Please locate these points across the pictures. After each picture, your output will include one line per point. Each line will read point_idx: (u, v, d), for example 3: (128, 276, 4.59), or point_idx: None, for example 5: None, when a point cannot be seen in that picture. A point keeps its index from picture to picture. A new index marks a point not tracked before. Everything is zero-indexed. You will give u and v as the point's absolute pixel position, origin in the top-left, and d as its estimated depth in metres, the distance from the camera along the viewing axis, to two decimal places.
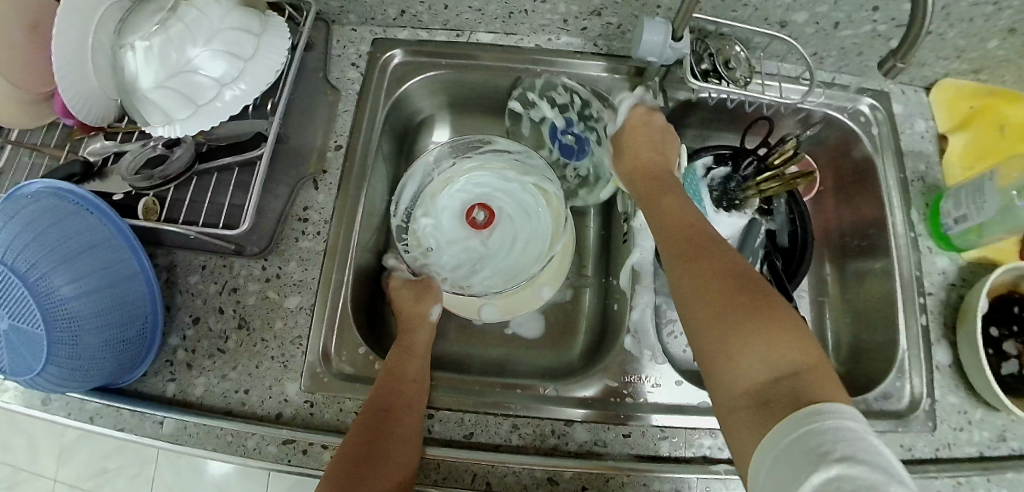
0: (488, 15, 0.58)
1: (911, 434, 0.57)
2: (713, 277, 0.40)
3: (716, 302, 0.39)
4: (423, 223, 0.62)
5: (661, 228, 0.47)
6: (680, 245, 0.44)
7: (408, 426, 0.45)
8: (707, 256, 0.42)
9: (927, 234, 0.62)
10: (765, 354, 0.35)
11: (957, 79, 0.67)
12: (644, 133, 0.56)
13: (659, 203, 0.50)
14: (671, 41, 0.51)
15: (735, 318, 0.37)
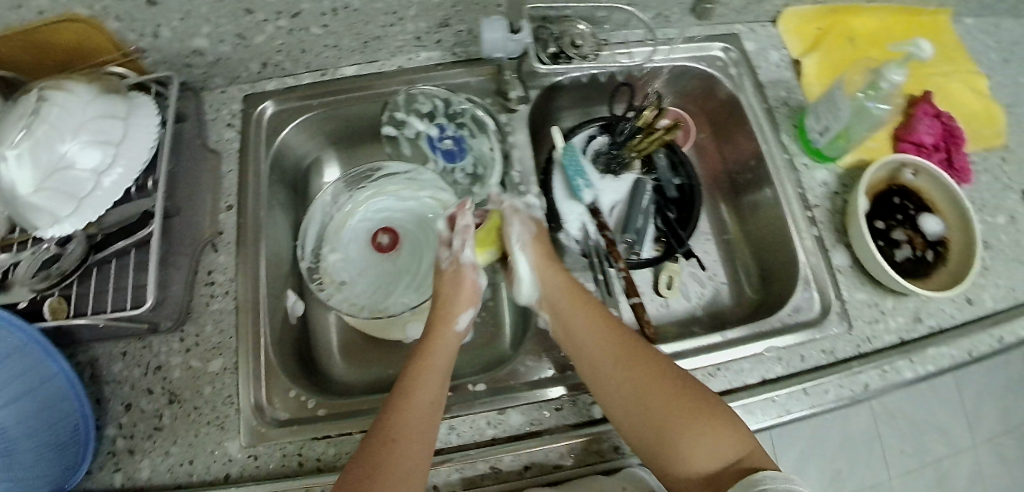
0: (345, 50, 0.62)
1: (834, 337, 0.60)
2: (645, 388, 0.47)
3: (658, 408, 0.46)
4: (332, 258, 0.65)
5: (585, 348, 0.51)
6: (607, 365, 0.49)
7: (420, 425, 0.45)
8: (636, 369, 0.48)
9: (801, 152, 0.66)
10: (707, 442, 0.45)
11: (798, 8, 0.72)
12: (540, 234, 0.57)
13: (568, 317, 0.53)
14: (510, 34, 0.54)
15: (677, 424, 0.45)
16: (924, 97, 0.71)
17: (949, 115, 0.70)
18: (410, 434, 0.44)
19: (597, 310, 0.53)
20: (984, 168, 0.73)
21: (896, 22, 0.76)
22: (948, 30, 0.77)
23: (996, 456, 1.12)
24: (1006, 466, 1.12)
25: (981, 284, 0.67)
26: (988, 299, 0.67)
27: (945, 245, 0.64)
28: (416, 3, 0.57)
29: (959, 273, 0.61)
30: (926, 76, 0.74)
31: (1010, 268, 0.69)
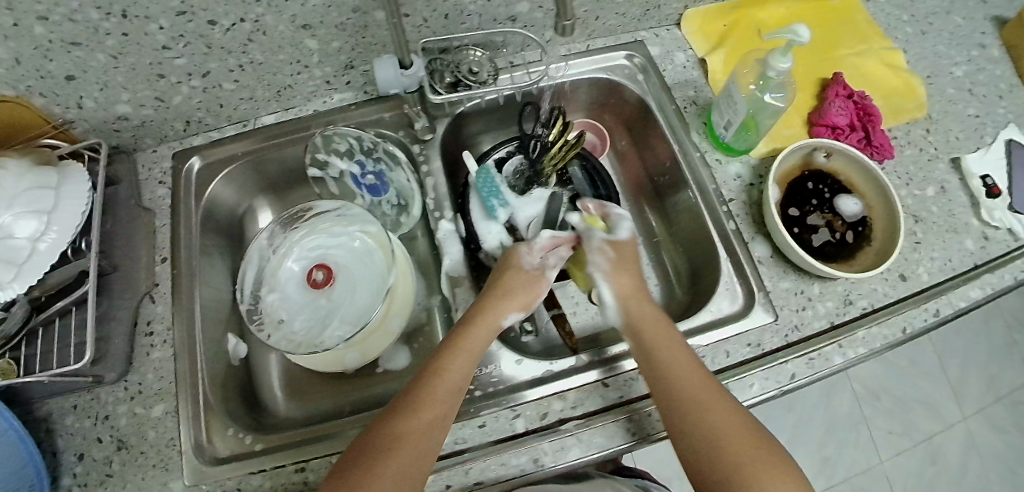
0: (261, 100, 0.66)
1: (754, 330, 0.59)
2: (721, 427, 0.45)
3: (743, 459, 0.44)
4: (271, 298, 0.69)
5: (673, 377, 0.49)
6: (682, 396, 0.47)
7: (423, 442, 0.45)
8: (709, 402, 0.47)
9: (712, 148, 0.68)
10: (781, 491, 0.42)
11: (699, 7, 0.76)
12: (625, 253, 0.60)
13: (666, 346, 0.51)
14: (402, 70, 0.57)
15: (751, 465, 0.43)
16: (836, 80, 0.71)
17: (862, 93, 0.70)
18: (436, 404, 0.47)
19: (684, 350, 0.51)
20: (907, 141, 0.72)
21: (804, 10, 0.78)
22: (859, 10, 0.79)
23: (986, 421, 1.12)
24: (1000, 433, 1.12)
25: (915, 259, 0.65)
26: (924, 274, 0.64)
27: (867, 225, 0.64)
28: (317, 50, 0.61)
29: (887, 250, 0.61)
30: (839, 59, 0.75)
31: (944, 237, 0.67)
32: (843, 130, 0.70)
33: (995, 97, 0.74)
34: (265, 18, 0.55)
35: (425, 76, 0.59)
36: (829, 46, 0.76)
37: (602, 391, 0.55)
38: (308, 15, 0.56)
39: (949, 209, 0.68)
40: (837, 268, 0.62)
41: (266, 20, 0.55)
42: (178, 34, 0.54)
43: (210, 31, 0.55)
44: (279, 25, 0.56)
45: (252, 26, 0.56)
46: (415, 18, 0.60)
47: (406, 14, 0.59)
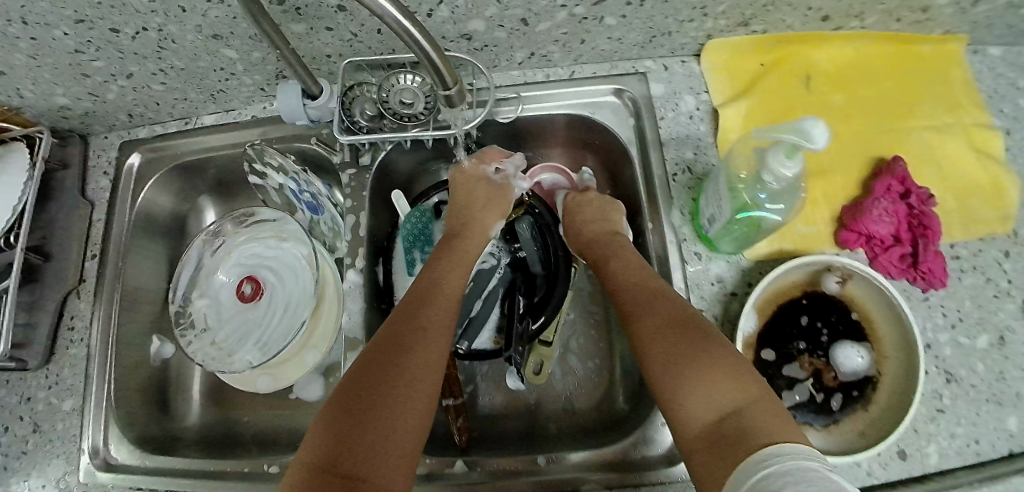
0: (197, 101, 0.63)
1: (674, 485, 0.49)
2: (668, 342, 0.40)
3: (672, 351, 0.39)
4: (200, 304, 0.67)
5: (643, 302, 0.45)
6: (640, 319, 0.43)
7: (404, 317, 0.46)
8: (667, 320, 0.42)
9: (692, 237, 0.54)
10: (722, 387, 0.36)
11: (726, 37, 0.57)
12: (590, 205, 0.59)
13: (633, 276, 0.48)
14: (308, 102, 0.52)
15: (691, 372, 0.37)
16: (892, 167, 0.53)
17: (923, 194, 0.52)
18: (417, 356, 0.43)
19: (638, 271, 0.48)
20: (972, 264, 0.54)
21: (879, 54, 0.58)
22: (955, 65, 0.58)
23: None
24: None
25: (927, 433, 0.50)
26: (933, 456, 0.50)
27: (870, 385, 0.48)
28: (238, 60, 0.56)
29: (885, 429, 0.46)
30: (907, 134, 0.56)
31: (980, 409, 0.51)
32: (882, 240, 0.52)
33: None
34: (168, 27, 0.50)
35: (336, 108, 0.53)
36: (899, 112, 0.57)
37: None
38: (215, 25, 0.50)
39: (1001, 370, 0.51)
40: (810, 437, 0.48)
41: (171, 29, 0.50)
42: (85, 40, 0.51)
43: (116, 38, 0.51)
44: (187, 35, 0.51)
45: (159, 34, 0.51)
46: (341, 32, 0.52)
47: (328, 28, 0.51)
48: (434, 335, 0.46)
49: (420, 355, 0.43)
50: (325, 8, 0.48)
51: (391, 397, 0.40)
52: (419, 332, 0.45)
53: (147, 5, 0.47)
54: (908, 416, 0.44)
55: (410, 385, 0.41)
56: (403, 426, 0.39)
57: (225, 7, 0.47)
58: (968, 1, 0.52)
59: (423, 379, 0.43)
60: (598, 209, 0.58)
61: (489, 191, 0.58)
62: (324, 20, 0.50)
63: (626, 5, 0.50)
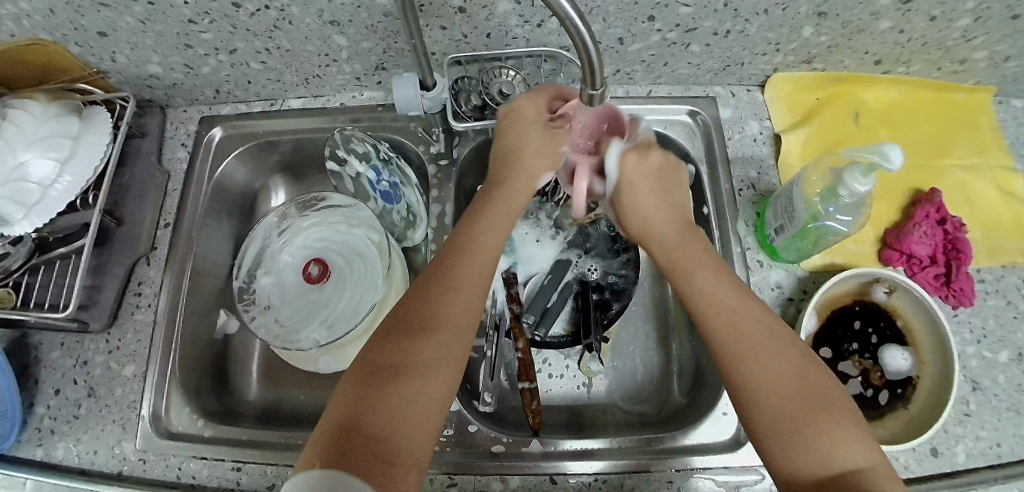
0: (289, 84, 0.65)
1: (734, 468, 0.52)
2: (790, 391, 0.38)
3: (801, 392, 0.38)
4: (264, 282, 0.67)
5: (745, 336, 0.41)
6: (744, 362, 0.40)
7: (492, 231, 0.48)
8: (773, 355, 0.40)
9: (756, 246, 0.58)
10: (852, 442, 0.36)
11: (791, 72, 0.63)
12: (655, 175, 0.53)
13: (726, 303, 0.44)
14: (424, 92, 0.56)
15: (813, 422, 0.37)
16: (929, 197, 0.61)
17: (957, 222, 0.59)
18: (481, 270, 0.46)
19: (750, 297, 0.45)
20: (995, 288, 0.63)
21: (921, 98, 0.66)
22: (985, 112, 0.68)
23: None
24: None
25: (957, 434, 0.58)
26: (961, 455, 0.57)
27: (912, 386, 0.54)
28: (345, 48, 0.59)
29: (926, 422, 0.51)
30: (942, 170, 0.65)
31: (1001, 416, 0.59)
32: (920, 260, 0.59)
33: None
34: (290, 9, 0.53)
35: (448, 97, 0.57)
36: (936, 150, 0.66)
37: (547, 487, 0.52)
38: (337, 12, 0.53)
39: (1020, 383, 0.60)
40: None
41: (291, 11, 0.53)
42: (204, 11, 0.53)
43: (234, 13, 0.53)
44: (305, 18, 0.54)
45: (279, 14, 0.54)
46: (453, 32, 0.55)
47: (442, 27, 0.54)
48: (450, 328, 0.41)
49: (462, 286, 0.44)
50: (446, 8, 0.51)
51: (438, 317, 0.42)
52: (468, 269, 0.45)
53: None
54: (948, 412, 0.50)
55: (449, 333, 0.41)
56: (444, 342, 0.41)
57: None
58: (1001, 57, 0.61)
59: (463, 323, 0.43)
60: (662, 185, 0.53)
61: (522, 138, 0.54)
62: (442, 18, 0.53)
63: (712, 35, 0.56)
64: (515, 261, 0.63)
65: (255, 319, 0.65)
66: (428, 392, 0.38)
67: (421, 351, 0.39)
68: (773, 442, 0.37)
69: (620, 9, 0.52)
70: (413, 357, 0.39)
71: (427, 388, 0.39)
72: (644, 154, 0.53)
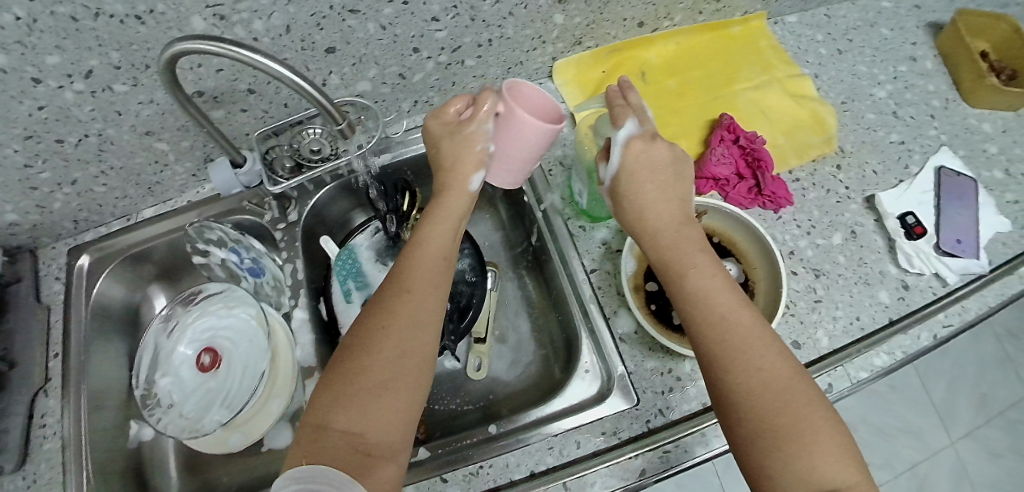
0: (136, 197, 0.71)
1: (606, 418, 0.56)
2: (772, 401, 0.38)
3: (785, 408, 0.38)
4: (164, 383, 0.70)
5: (737, 332, 0.41)
6: (742, 360, 0.40)
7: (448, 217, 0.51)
8: (768, 356, 0.40)
9: (575, 215, 0.64)
10: (824, 459, 0.36)
11: (570, 56, 0.70)
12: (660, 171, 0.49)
13: (724, 304, 0.43)
14: (238, 171, 0.62)
15: (808, 433, 0.37)
16: (721, 123, 0.66)
17: (749, 136, 0.65)
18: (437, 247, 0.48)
19: (733, 289, 0.44)
20: (812, 182, 0.68)
21: (699, 41, 0.73)
22: (762, 35, 0.75)
23: (975, 444, 1.02)
24: (993, 456, 1.02)
25: (814, 322, 0.62)
26: (822, 339, 0.61)
27: (749, 290, 0.60)
28: (170, 151, 0.65)
29: (767, 313, 0.56)
30: (734, 96, 0.71)
31: (853, 293, 0.64)
32: (728, 180, 0.64)
33: (917, 122, 0.74)
34: (107, 131, 0.59)
35: (262, 167, 0.62)
36: (723, 82, 0.72)
37: (440, 487, 0.54)
38: (148, 123, 0.60)
39: (860, 257, 0.65)
40: None
41: (109, 132, 0.60)
42: (33, 154, 0.58)
43: (60, 147, 0.59)
44: (123, 136, 0.61)
45: (99, 139, 0.60)
46: (255, 111, 0.61)
47: (243, 109, 0.60)
48: (423, 311, 0.45)
49: (435, 266, 0.47)
50: (238, 93, 0.58)
51: (410, 294, 0.45)
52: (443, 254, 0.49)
53: (87, 114, 0.56)
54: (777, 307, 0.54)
55: (416, 313, 0.44)
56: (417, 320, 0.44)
57: (154, 106, 0.58)
58: None
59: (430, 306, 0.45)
60: (669, 176, 0.49)
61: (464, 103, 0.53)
62: (239, 103, 0.59)
63: (478, 47, 0.63)
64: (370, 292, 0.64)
65: (160, 415, 0.67)
66: (390, 395, 0.41)
67: (390, 321, 0.43)
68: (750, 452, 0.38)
69: (384, 50, 0.59)
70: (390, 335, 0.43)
71: (393, 389, 0.41)
72: (651, 142, 0.49)
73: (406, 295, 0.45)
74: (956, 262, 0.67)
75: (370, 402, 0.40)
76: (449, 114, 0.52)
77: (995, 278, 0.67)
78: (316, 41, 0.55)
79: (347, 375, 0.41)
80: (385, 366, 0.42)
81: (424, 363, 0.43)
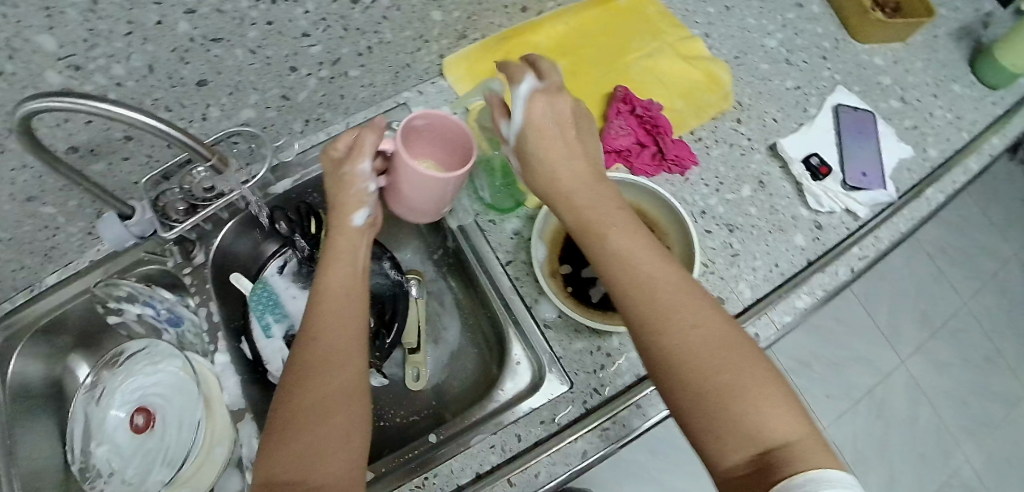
0: (34, 266, 0.67)
1: (542, 407, 0.56)
2: (710, 356, 0.36)
3: (722, 361, 0.36)
4: (99, 452, 0.68)
5: (666, 289, 0.39)
6: (670, 317, 0.38)
7: (345, 263, 0.49)
8: (699, 311, 0.38)
9: (483, 211, 0.63)
10: (772, 409, 0.34)
11: (457, 51, 0.69)
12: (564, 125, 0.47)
13: (649, 262, 0.41)
14: (128, 224, 0.59)
15: (753, 384, 0.35)
16: (617, 96, 0.67)
17: (647, 105, 0.65)
18: (342, 289, 0.47)
19: (653, 248, 0.42)
20: (714, 139, 0.69)
21: (586, 18, 0.73)
22: (649, 2, 0.75)
23: (924, 358, 1.14)
24: (941, 369, 1.14)
25: (734, 275, 0.62)
26: (745, 290, 0.62)
27: None
28: (57, 213, 0.62)
29: (684, 278, 0.58)
30: (628, 66, 0.71)
31: (768, 240, 0.65)
32: (630, 151, 0.64)
33: (808, 64, 0.76)
34: None
35: (151, 214, 0.59)
36: (617, 54, 0.72)
37: None
38: (26, 188, 0.56)
39: (771, 205, 0.67)
40: None
41: None
42: None
43: None
44: (4, 208, 0.57)
45: None
46: (137, 157, 0.59)
47: (125, 158, 0.58)
48: (346, 348, 0.43)
49: (347, 306, 0.46)
50: (114, 142, 0.56)
51: (327, 336, 0.44)
52: (348, 293, 0.47)
53: None
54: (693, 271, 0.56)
55: (337, 352, 0.43)
56: (341, 358, 0.43)
57: (29, 170, 0.54)
58: None
59: (352, 342, 0.44)
60: (574, 134, 0.47)
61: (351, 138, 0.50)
62: (118, 152, 0.57)
63: (359, 56, 0.61)
64: (289, 322, 0.67)
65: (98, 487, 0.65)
66: (331, 433, 0.39)
67: (314, 364, 0.42)
68: (696, 412, 0.35)
69: (259, 75, 0.57)
70: (317, 376, 0.41)
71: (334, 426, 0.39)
72: (553, 95, 0.47)
73: (321, 339, 0.43)
74: (866, 195, 0.68)
75: (310, 446, 0.38)
76: (337, 151, 0.50)
77: (903, 204, 0.69)
78: (184, 76, 0.52)
79: (276, 427, 0.39)
80: (320, 405, 0.40)
81: (359, 396, 0.42)
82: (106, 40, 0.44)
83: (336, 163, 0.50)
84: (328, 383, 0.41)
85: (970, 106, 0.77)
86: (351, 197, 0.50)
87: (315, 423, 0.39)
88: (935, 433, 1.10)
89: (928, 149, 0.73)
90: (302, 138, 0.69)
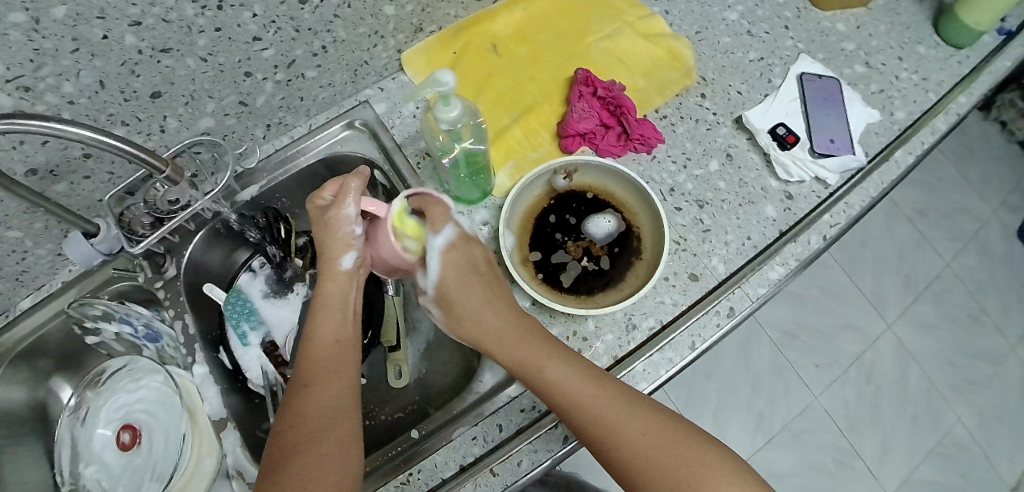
0: (7, 290, 0.67)
1: (522, 396, 0.56)
2: (658, 461, 0.43)
3: (670, 461, 0.43)
4: (88, 472, 0.66)
5: (606, 416, 0.44)
6: (618, 442, 0.44)
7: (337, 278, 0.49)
8: (635, 423, 0.44)
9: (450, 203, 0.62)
10: (719, 482, 0.42)
11: (416, 45, 0.69)
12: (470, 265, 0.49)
13: (585, 389, 0.45)
14: (94, 243, 0.57)
15: (696, 466, 0.42)
16: (577, 79, 0.68)
17: (607, 86, 0.66)
18: (335, 307, 0.49)
19: (580, 362, 0.48)
20: (679, 116, 0.69)
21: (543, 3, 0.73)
22: None
23: (910, 322, 1.15)
24: (928, 331, 1.15)
25: (706, 251, 0.62)
26: (718, 265, 0.62)
27: (635, 236, 0.61)
28: (23, 235, 0.61)
29: (655, 251, 0.59)
30: (588, 49, 0.71)
31: (738, 214, 0.65)
32: (595, 132, 0.65)
33: (769, 35, 0.76)
34: None
35: (117, 229, 0.58)
36: (575, 38, 0.72)
37: None
38: None
39: (740, 179, 0.67)
40: (605, 298, 0.59)
41: None
42: None
43: None
44: None
45: None
46: (99, 175, 0.59)
47: (86, 176, 0.58)
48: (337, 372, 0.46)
49: (339, 327, 0.48)
50: (73, 161, 0.55)
51: (322, 360, 0.46)
52: (340, 309, 0.49)
53: None
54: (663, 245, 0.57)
55: (331, 376, 0.45)
56: (334, 381, 0.45)
57: None
58: None
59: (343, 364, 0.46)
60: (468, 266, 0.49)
61: (338, 184, 0.49)
62: (78, 171, 0.57)
63: (314, 57, 0.61)
64: (266, 329, 0.69)
65: None
66: (324, 450, 0.41)
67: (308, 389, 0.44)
68: None
69: (213, 83, 0.56)
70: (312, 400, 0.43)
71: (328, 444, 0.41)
72: (465, 243, 0.49)
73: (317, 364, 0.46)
74: (834, 162, 0.68)
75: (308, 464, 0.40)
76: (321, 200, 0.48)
77: (873, 168, 0.69)
78: (137, 89, 0.52)
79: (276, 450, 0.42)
80: (314, 428, 0.42)
81: (351, 415, 0.44)
82: (53, 58, 0.44)
83: (321, 210, 0.48)
84: (322, 423, 0.42)
85: (935, 66, 0.77)
86: (336, 243, 0.48)
87: (310, 445, 0.41)
88: (925, 394, 1.11)
89: (895, 112, 0.73)
90: (266, 144, 0.69)
